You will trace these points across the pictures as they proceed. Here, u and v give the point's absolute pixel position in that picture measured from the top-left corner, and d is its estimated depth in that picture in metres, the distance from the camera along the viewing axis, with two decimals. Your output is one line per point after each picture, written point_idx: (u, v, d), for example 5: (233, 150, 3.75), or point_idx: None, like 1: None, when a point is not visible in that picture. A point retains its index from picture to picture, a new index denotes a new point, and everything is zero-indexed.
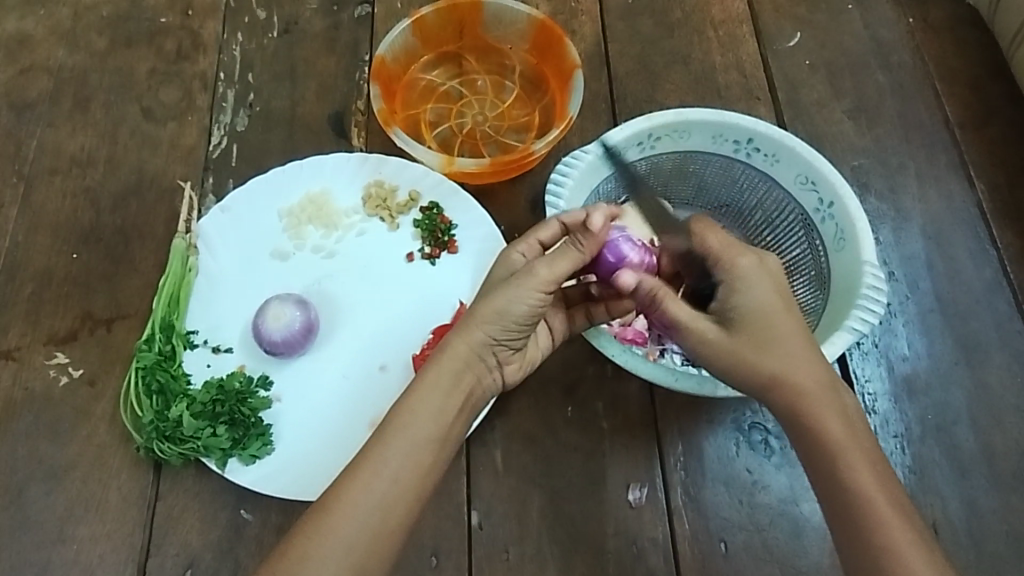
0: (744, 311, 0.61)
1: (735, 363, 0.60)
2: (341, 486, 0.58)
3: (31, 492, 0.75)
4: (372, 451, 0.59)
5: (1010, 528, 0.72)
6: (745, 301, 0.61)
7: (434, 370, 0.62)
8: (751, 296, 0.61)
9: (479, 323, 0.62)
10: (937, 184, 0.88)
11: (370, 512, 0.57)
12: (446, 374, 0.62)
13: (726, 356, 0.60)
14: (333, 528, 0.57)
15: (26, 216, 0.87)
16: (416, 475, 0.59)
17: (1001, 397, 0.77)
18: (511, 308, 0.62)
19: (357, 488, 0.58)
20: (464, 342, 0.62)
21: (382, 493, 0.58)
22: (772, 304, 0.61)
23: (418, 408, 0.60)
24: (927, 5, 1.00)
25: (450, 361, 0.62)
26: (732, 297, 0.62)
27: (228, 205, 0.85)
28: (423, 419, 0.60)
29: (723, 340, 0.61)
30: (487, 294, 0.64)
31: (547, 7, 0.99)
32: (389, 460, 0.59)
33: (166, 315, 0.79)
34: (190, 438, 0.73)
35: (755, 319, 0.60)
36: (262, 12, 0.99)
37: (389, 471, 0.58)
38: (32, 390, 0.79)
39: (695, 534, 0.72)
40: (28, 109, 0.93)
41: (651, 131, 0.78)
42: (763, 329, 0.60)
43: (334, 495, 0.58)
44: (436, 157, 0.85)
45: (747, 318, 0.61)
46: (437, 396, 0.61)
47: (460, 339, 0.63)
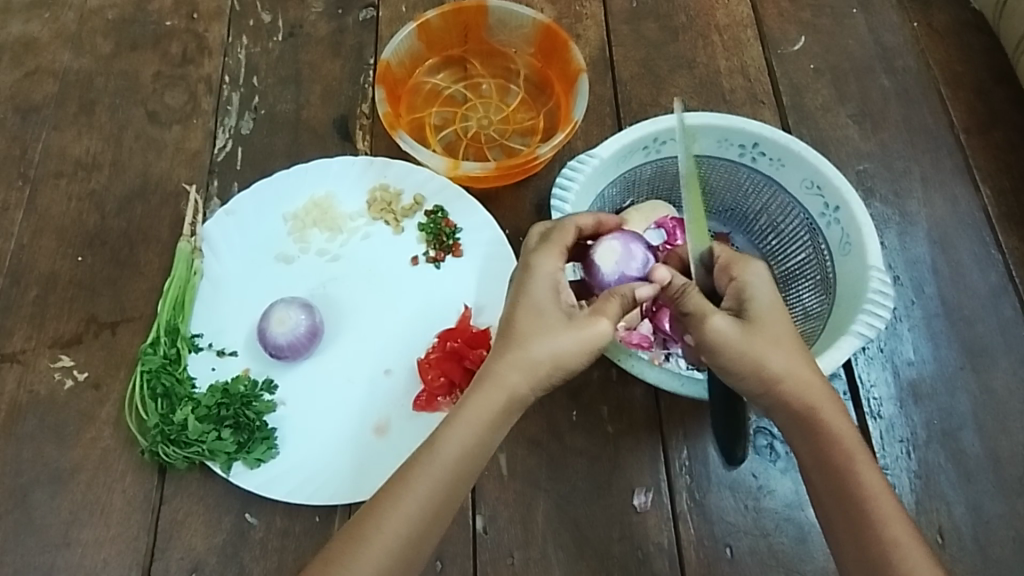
0: (759, 305, 0.62)
1: (745, 356, 0.60)
2: (378, 515, 0.58)
3: (36, 495, 0.75)
4: (412, 483, 0.59)
5: (1016, 533, 0.72)
6: (762, 293, 0.63)
7: (489, 403, 0.61)
8: (764, 288, 0.63)
9: (538, 368, 0.61)
10: (942, 189, 0.88)
11: (410, 543, 0.58)
12: (496, 409, 0.61)
13: (737, 353, 0.60)
14: (370, 557, 0.57)
15: (32, 219, 0.87)
16: (452, 501, 0.60)
17: (1007, 402, 0.77)
18: (569, 359, 0.61)
19: (395, 517, 0.58)
20: (520, 376, 0.61)
21: (421, 525, 0.58)
22: (772, 309, 0.63)
23: (465, 439, 0.60)
24: (932, 10, 1.00)
25: (500, 396, 0.61)
26: (745, 288, 0.63)
27: (233, 208, 0.85)
28: (468, 449, 0.60)
29: (740, 332, 0.61)
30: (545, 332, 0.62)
31: (552, 10, 0.99)
32: (430, 492, 0.59)
33: (171, 318, 0.79)
34: (195, 441, 0.73)
35: (767, 312, 0.62)
36: (267, 16, 0.99)
37: (430, 501, 0.59)
38: (37, 393, 0.79)
39: (701, 539, 0.72)
40: (34, 112, 0.93)
41: (655, 135, 0.78)
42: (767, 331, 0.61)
43: (372, 526, 0.58)
44: (441, 161, 0.85)
45: (761, 312, 0.62)
46: (483, 429, 0.61)
47: (517, 376, 0.61)
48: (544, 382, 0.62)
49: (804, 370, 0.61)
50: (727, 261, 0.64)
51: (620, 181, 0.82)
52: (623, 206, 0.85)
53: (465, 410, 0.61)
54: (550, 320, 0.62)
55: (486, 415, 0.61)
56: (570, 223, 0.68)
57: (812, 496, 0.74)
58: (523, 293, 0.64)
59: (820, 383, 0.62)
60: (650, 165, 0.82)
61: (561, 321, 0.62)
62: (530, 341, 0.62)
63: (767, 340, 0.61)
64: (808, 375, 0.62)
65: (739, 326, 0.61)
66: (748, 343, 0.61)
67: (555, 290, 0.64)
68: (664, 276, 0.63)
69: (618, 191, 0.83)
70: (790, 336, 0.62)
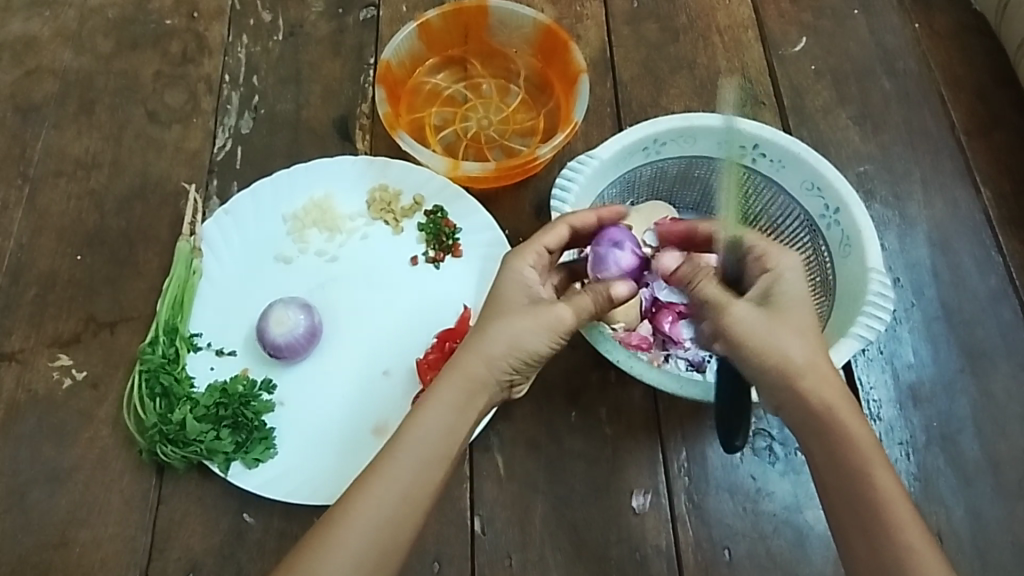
0: (788, 295, 0.63)
1: (767, 346, 0.60)
2: (349, 499, 0.58)
3: (34, 494, 0.75)
4: (381, 466, 0.59)
5: (1015, 538, 0.71)
6: (794, 284, 0.63)
7: (453, 385, 0.62)
8: (796, 280, 0.64)
9: (496, 350, 0.62)
10: (942, 191, 0.88)
11: (378, 529, 0.57)
12: (459, 391, 0.62)
13: (762, 342, 0.60)
14: (341, 541, 0.57)
15: (31, 218, 0.87)
16: (423, 488, 0.59)
17: (1006, 405, 0.77)
18: (525, 341, 0.63)
19: (366, 499, 0.58)
20: (484, 359, 0.62)
21: (389, 510, 0.58)
22: (800, 297, 0.63)
23: (432, 422, 0.60)
24: (933, 11, 1.00)
25: (464, 378, 0.62)
26: (775, 280, 0.64)
27: (233, 207, 0.85)
28: (436, 433, 0.60)
29: (766, 320, 0.61)
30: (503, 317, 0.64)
31: (553, 10, 0.99)
32: (399, 474, 0.59)
33: (169, 318, 0.79)
34: (194, 441, 0.73)
35: (797, 303, 0.63)
36: (267, 16, 0.99)
37: (399, 486, 0.58)
38: (35, 392, 0.79)
39: (699, 541, 0.72)
40: (34, 111, 0.93)
41: (656, 137, 0.78)
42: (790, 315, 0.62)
43: (341, 509, 0.58)
44: (442, 162, 0.86)
45: (788, 302, 0.62)
46: (448, 412, 0.61)
47: (478, 361, 0.62)
48: (505, 370, 0.63)
49: (828, 363, 0.62)
50: (762, 251, 0.65)
51: (620, 182, 0.82)
52: (623, 207, 0.85)
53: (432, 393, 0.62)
54: (512, 308, 0.65)
55: (451, 396, 0.61)
56: (560, 223, 0.69)
57: (810, 499, 0.73)
58: (494, 289, 0.66)
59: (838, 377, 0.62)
60: (651, 166, 0.82)
61: (525, 309, 0.64)
62: (491, 324, 0.63)
63: (795, 330, 0.61)
64: (830, 370, 0.62)
65: (764, 314, 0.61)
66: (774, 333, 0.61)
67: (523, 285, 0.66)
68: (622, 291, 0.67)
69: (618, 192, 0.82)
70: (814, 326, 0.62)
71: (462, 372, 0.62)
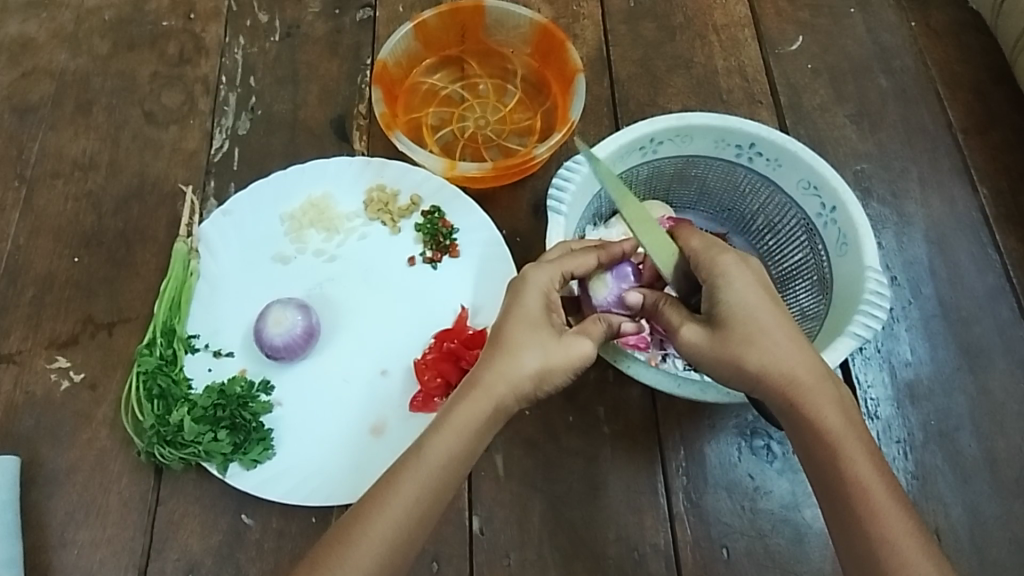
0: (732, 305, 0.61)
1: (726, 361, 0.61)
2: (366, 521, 0.58)
3: (31, 495, 0.75)
4: (400, 483, 0.59)
5: (1012, 535, 0.72)
6: (735, 291, 0.62)
7: (478, 409, 0.61)
8: (738, 287, 0.62)
9: (522, 379, 0.62)
10: (940, 189, 0.88)
11: (394, 547, 0.58)
12: (480, 417, 0.61)
13: (716, 360, 0.62)
14: (355, 561, 0.57)
15: (29, 220, 0.87)
16: (436, 509, 0.59)
17: (1003, 402, 0.77)
18: (554, 374, 0.62)
19: (383, 519, 0.58)
20: (509, 385, 0.61)
21: (405, 528, 0.58)
22: (753, 301, 0.61)
23: (452, 448, 0.60)
24: (930, 9, 1.00)
25: (486, 403, 0.61)
26: (717, 289, 0.62)
27: (230, 208, 0.85)
28: (454, 459, 0.60)
29: (710, 340, 0.62)
30: (530, 343, 0.62)
31: (550, 10, 0.99)
32: (416, 498, 0.58)
33: (167, 319, 0.79)
34: (191, 442, 0.73)
35: (745, 309, 0.61)
36: (264, 16, 0.99)
37: (412, 508, 0.58)
38: (33, 393, 0.79)
39: (697, 540, 0.72)
40: (30, 112, 0.93)
41: (652, 135, 0.78)
42: (741, 329, 0.61)
43: (359, 529, 0.58)
44: (437, 162, 0.84)
45: (734, 312, 0.61)
46: (468, 437, 0.60)
47: (506, 388, 0.61)
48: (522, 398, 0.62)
49: (801, 366, 0.60)
50: (696, 260, 0.64)
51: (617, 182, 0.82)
52: (620, 207, 0.85)
53: (452, 417, 0.61)
54: (542, 334, 0.63)
55: (472, 423, 0.60)
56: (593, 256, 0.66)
57: (808, 497, 0.73)
58: (520, 302, 0.64)
59: (822, 379, 0.61)
60: (647, 166, 0.82)
61: (551, 333, 0.63)
62: (521, 349, 0.62)
63: (741, 342, 0.61)
64: (809, 377, 0.60)
65: (709, 332, 0.62)
66: (722, 349, 0.61)
67: (547, 303, 0.64)
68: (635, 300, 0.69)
69: (615, 192, 0.82)
70: (779, 327, 0.61)
71: (488, 398, 0.61)
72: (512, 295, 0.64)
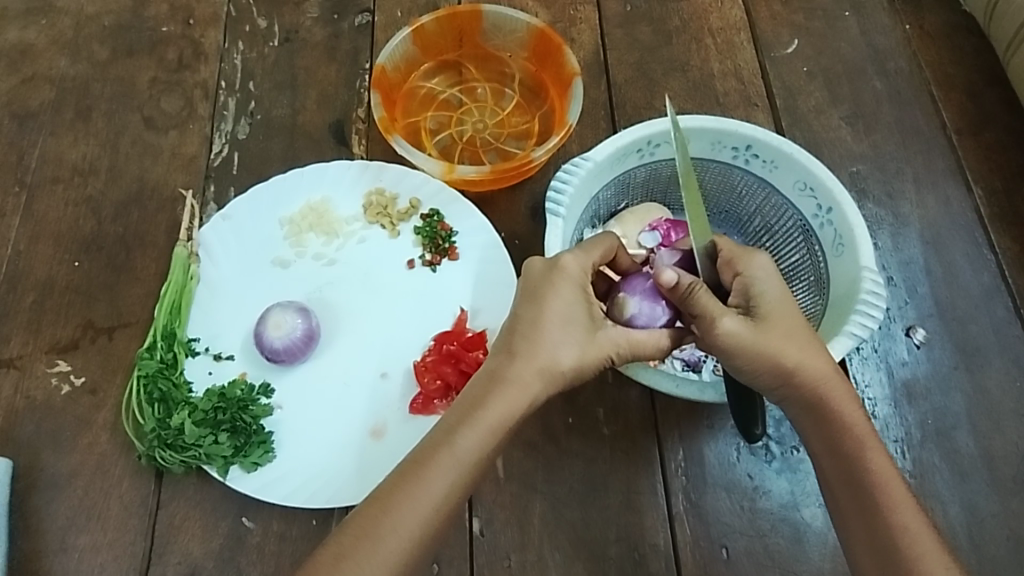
0: (770, 299, 0.62)
1: (763, 354, 0.60)
2: (395, 514, 0.57)
3: (33, 500, 0.75)
4: (429, 479, 0.58)
5: (1010, 532, 0.72)
6: (768, 283, 0.62)
7: (510, 408, 0.60)
8: (771, 282, 0.62)
9: (544, 373, 0.61)
10: (935, 189, 0.89)
11: (420, 543, 0.57)
12: (504, 411, 0.60)
13: (753, 351, 0.60)
14: (386, 557, 0.56)
15: (29, 225, 0.88)
16: (459, 503, 0.59)
17: (1001, 401, 0.78)
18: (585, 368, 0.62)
19: (412, 515, 0.57)
20: (543, 379, 0.61)
21: (429, 525, 0.57)
22: (789, 300, 0.62)
23: (482, 446, 0.59)
24: (923, 12, 1.01)
25: (512, 394, 0.60)
26: (750, 282, 0.62)
27: (229, 213, 0.86)
28: (483, 458, 0.59)
29: (753, 333, 0.60)
30: (565, 337, 0.61)
31: (546, 15, 1.00)
32: (444, 494, 0.58)
33: (167, 324, 0.79)
34: (192, 446, 0.73)
35: (781, 308, 0.62)
36: (263, 22, 0.99)
37: (442, 505, 0.58)
38: (34, 398, 0.79)
39: (696, 539, 0.72)
40: (30, 118, 0.93)
41: (650, 138, 0.79)
42: (785, 321, 0.61)
43: (387, 523, 0.56)
44: (436, 165, 0.85)
45: (774, 308, 0.61)
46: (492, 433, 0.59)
47: (534, 377, 0.60)
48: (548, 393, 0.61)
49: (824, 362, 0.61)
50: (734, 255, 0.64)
51: (614, 184, 0.82)
52: (617, 209, 0.86)
53: (482, 413, 0.59)
54: (577, 326, 0.62)
55: (501, 418, 0.59)
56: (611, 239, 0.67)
57: (807, 496, 0.74)
58: (553, 292, 0.62)
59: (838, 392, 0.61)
60: (644, 168, 0.83)
61: (587, 326, 0.62)
62: (558, 344, 0.61)
63: (781, 337, 0.60)
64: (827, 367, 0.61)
65: (751, 324, 0.60)
66: (763, 341, 0.60)
67: (585, 298, 0.63)
68: (671, 279, 0.60)
69: (611, 194, 0.83)
70: (806, 330, 0.62)
71: (521, 392, 0.60)
72: (544, 282, 0.63)
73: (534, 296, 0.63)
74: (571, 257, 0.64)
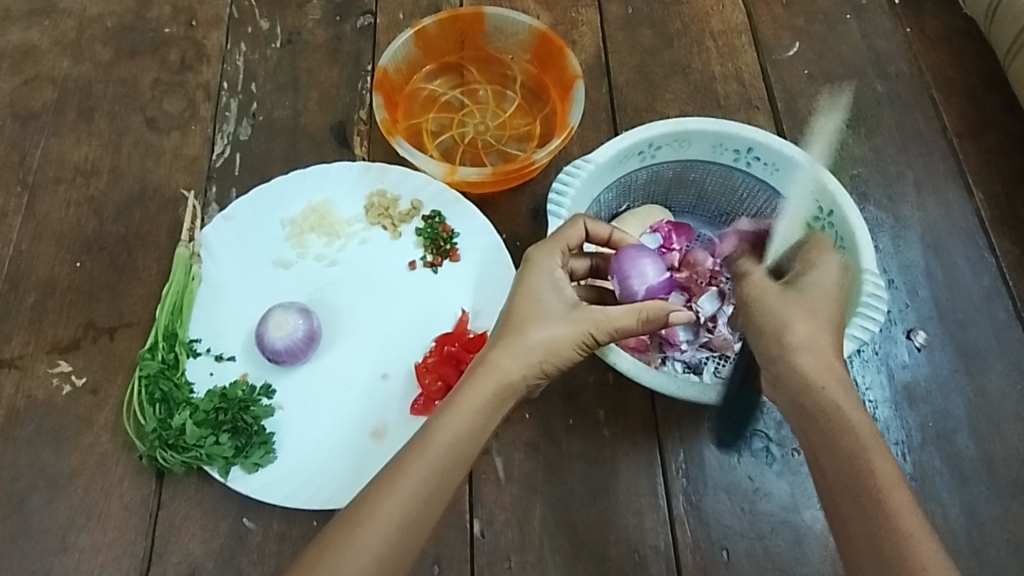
0: (813, 285, 0.66)
1: (776, 320, 0.64)
2: (373, 503, 0.57)
3: (33, 501, 0.75)
4: (406, 465, 0.59)
5: (1010, 535, 0.72)
6: (825, 275, 0.67)
7: (485, 390, 0.61)
8: (826, 274, 0.67)
9: (516, 357, 0.62)
10: (935, 193, 0.89)
11: (404, 528, 0.57)
12: (478, 396, 0.61)
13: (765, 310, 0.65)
14: (364, 542, 0.56)
15: (31, 225, 0.88)
16: (446, 491, 0.59)
17: (1001, 404, 0.78)
18: (563, 349, 0.63)
19: (390, 501, 0.57)
20: (516, 363, 0.62)
21: (411, 511, 0.58)
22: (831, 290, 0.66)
23: (460, 428, 0.60)
24: (924, 16, 1.01)
25: (486, 380, 0.61)
26: (809, 270, 0.67)
27: (231, 213, 0.86)
28: (462, 440, 0.60)
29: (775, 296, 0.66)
30: (535, 322, 0.63)
31: (548, 17, 1.00)
32: (425, 479, 0.58)
33: (169, 324, 0.79)
34: (193, 446, 0.73)
35: (820, 293, 0.65)
36: (265, 23, 0.99)
37: (423, 488, 0.58)
38: (34, 398, 0.79)
39: (697, 542, 0.72)
40: (32, 118, 0.94)
41: (651, 141, 0.79)
42: (816, 303, 0.65)
43: (365, 510, 0.57)
44: (438, 167, 0.86)
45: (811, 291, 0.66)
46: (468, 416, 0.60)
47: (509, 361, 0.62)
48: (530, 374, 0.63)
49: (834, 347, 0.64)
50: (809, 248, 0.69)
51: (616, 187, 0.83)
52: (619, 211, 0.86)
53: (458, 398, 0.61)
54: (546, 311, 0.64)
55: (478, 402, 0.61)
56: (582, 222, 0.69)
57: (807, 499, 0.74)
58: (521, 283, 0.65)
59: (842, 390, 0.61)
60: (646, 170, 0.83)
61: (561, 308, 0.64)
62: (530, 327, 0.63)
63: (803, 310, 0.64)
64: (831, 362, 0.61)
65: (777, 292, 0.66)
66: (788, 307, 0.64)
67: (554, 284, 0.65)
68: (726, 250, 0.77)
69: (613, 196, 0.83)
70: (829, 316, 0.64)
71: (494, 375, 0.62)
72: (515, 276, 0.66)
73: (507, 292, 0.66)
74: (536, 247, 0.67)
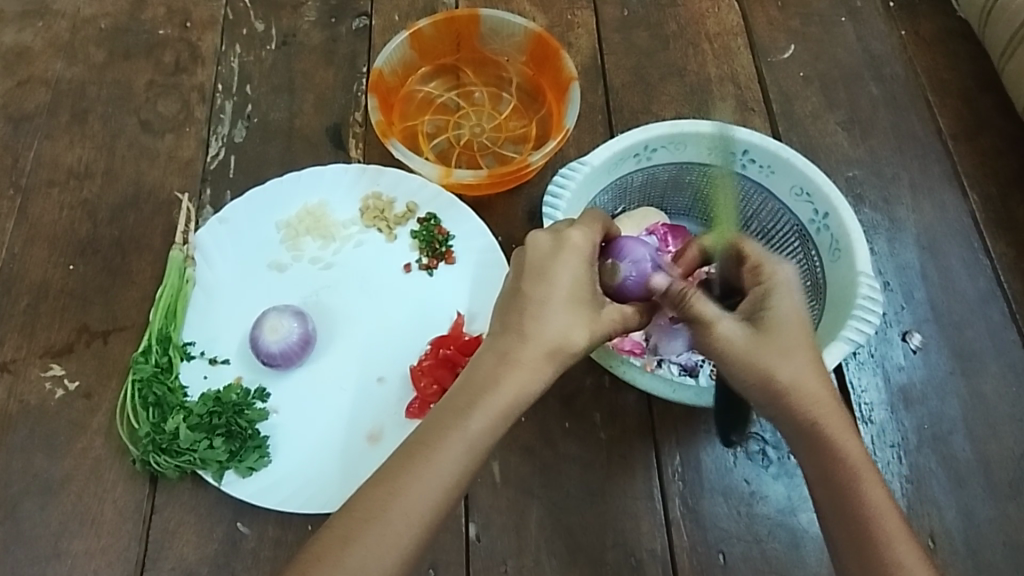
0: (781, 312, 0.60)
1: (756, 365, 0.59)
2: (402, 502, 0.55)
3: (26, 506, 0.74)
4: (435, 463, 0.56)
5: (1007, 538, 0.72)
6: (788, 298, 0.61)
7: (518, 385, 0.58)
8: (790, 296, 0.61)
9: (551, 349, 0.58)
10: (930, 195, 0.89)
11: (427, 529, 0.55)
12: (511, 390, 0.57)
13: (747, 356, 0.59)
14: (392, 544, 0.54)
15: (24, 228, 0.87)
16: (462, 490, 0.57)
17: (996, 406, 0.78)
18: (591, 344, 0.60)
19: (420, 500, 0.55)
20: (550, 357, 0.58)
21: (435, 511, 0.56)
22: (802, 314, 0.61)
23: (489, 425, 0.57)
24: (918, 18, 1.01)
25: (521, 373, 0.58)
26: (769, 294, 0.61)
27: (226, 216, 0.86)
28: (489, 436, 0.57)
29: (749, 339, 0.59)
30: (570, 311, 0.59)
31: (544, 19, 1.00)
32: (451, 478, 0.56)
33: (163, 327, 0.79)
34: (187, 450, 0.73)
35: (789, 321, 0.60)
36: (260, 25, 0.99)
37: (445, 492, 0.56)
38: (27, 402, 0.79)
39: (694, 545, 0.72)
40: (26, 121, 0.93)
41: (647, 143, 0.79)
42: (790, 336, 0.59)
43: (393, 511, 0.55)
44: (434, 169, 0.86)
45: (781, 320, 0.60)
46: (498, 411, 0.57)
47: (541, 355, 0.58)
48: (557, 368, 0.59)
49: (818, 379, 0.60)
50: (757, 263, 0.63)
51: (611, 189, 0.82)
52: (614, 214, 0.86)
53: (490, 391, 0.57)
54: (583, 301, 0.60)
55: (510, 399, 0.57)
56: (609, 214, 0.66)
57: (804, 502, 0.74)
58: (560, 265, 0.60)
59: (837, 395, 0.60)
60: (641, 172, 0.83)
61: (592, 301, 0.60)
62: (565, 320, 0.59)
63: (787, 348, 0.59)
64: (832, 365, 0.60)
65: (750, 333, 0.59)
66: (764, 349, 0.59)
67: (590, 273, 0.61)
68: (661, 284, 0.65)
69: (608, 198, 0.83)
70: (810, 346, 0.60)
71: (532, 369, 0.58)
72: (550, 256, 0.60)
73: (540, 273, 0.60)
74: (575, 229, 0.62)
